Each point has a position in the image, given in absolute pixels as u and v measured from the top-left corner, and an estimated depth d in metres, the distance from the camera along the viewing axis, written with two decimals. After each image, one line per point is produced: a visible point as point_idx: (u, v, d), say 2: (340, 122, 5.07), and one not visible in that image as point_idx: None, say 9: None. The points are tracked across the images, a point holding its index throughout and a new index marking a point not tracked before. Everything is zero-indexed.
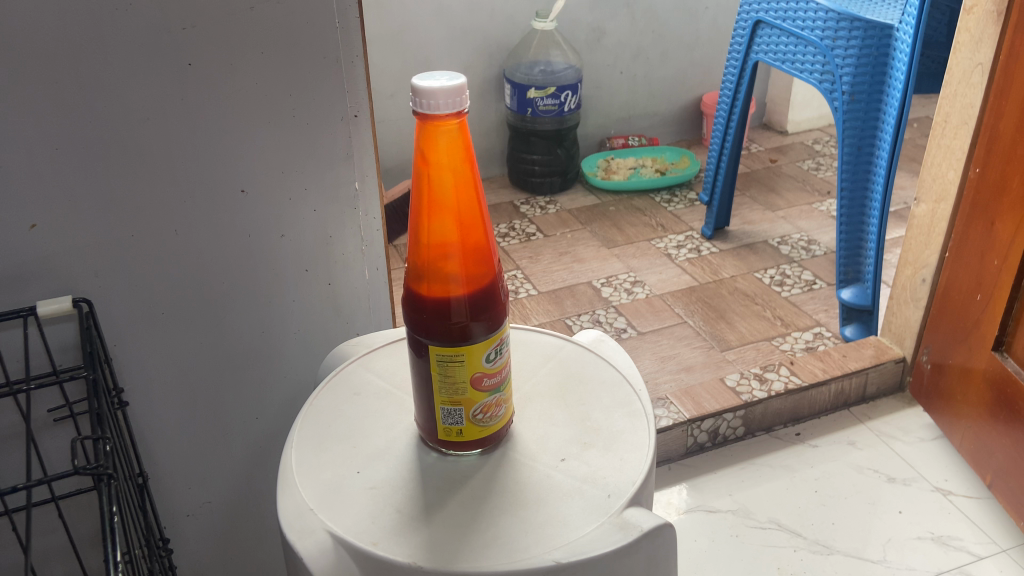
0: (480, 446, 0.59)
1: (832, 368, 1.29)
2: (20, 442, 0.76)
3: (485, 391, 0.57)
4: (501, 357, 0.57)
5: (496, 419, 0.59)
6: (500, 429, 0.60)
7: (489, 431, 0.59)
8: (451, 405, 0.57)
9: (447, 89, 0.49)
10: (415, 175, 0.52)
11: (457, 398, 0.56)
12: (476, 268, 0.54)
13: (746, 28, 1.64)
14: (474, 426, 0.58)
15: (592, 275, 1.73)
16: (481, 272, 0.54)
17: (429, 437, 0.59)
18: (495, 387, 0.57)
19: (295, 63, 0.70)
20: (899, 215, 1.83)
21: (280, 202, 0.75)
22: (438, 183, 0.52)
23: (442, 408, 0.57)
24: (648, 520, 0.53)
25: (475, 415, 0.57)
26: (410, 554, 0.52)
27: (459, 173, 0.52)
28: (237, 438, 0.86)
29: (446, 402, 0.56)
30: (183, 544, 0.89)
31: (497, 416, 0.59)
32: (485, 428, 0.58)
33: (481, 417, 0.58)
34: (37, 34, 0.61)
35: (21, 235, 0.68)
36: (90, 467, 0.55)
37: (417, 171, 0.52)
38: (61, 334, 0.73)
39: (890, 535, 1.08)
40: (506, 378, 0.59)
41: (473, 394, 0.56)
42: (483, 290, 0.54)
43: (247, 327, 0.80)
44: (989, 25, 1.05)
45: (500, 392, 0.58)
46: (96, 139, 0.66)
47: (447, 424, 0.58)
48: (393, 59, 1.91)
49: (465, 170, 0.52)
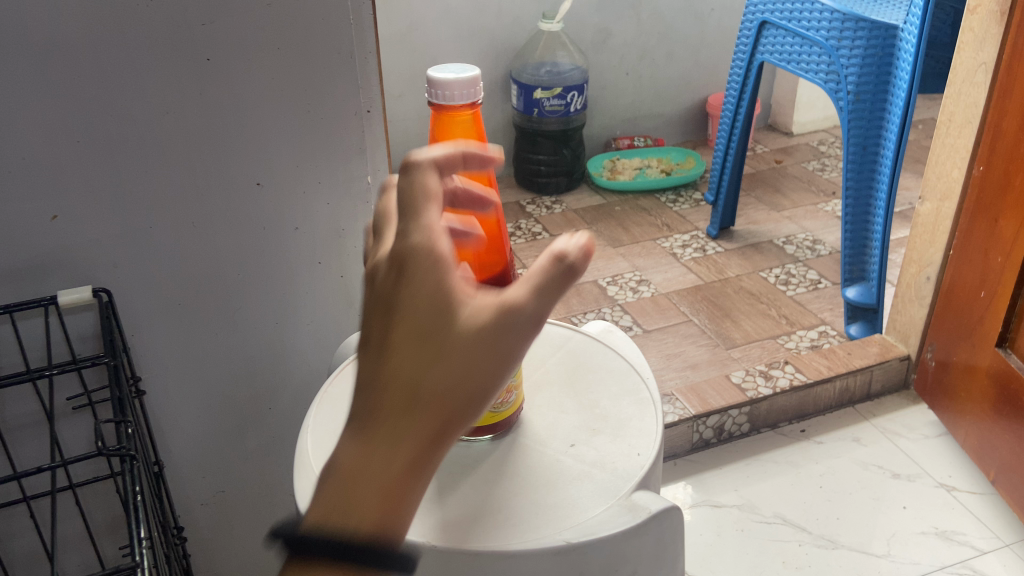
0: (492, 431, 0.61)
1: (837, 366, 1.30)
2: (39, 429, 0.78)
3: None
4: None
5: (507, 406, 0.60)
6: (511, 415, 0.61)
7: (500, 417, 0.60)
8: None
9: (462, 80, 0.51)
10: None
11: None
12: (490, 256, 0.56)
13: (752, 28, 1.65)
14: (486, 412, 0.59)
15: (597, 274, 1.74)
16: (494, 261, 0.56)
17: None
18: None
19: (310, 59, 0.71)
20: (903, 215, 1.84)
21: (294, 194, 0.77)
22: None
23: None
24: (655, 503, 0.54)
25: None
26: (423, 534, 0.53)
27: None
28: (250, 429, 0.87)
29: None
30: (195, 534, 0.91)
31: (508, 402, 0.60)
32: (497, 414, 0.60)
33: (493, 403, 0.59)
34: (59, 30, 0.63)
35: (42, 226, 0.69)
36: (114, 449, 0.59)
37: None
38: (81, 323, 0.74)
39: (895, 530, 1.08)
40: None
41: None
42: (496, 278, 0.56)
43: (260, 317, 0.82)
44: (992, 24, 1.06)
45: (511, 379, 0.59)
46: (115, 131, 0.68)
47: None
48: (401, 59, 1.92)
49: None
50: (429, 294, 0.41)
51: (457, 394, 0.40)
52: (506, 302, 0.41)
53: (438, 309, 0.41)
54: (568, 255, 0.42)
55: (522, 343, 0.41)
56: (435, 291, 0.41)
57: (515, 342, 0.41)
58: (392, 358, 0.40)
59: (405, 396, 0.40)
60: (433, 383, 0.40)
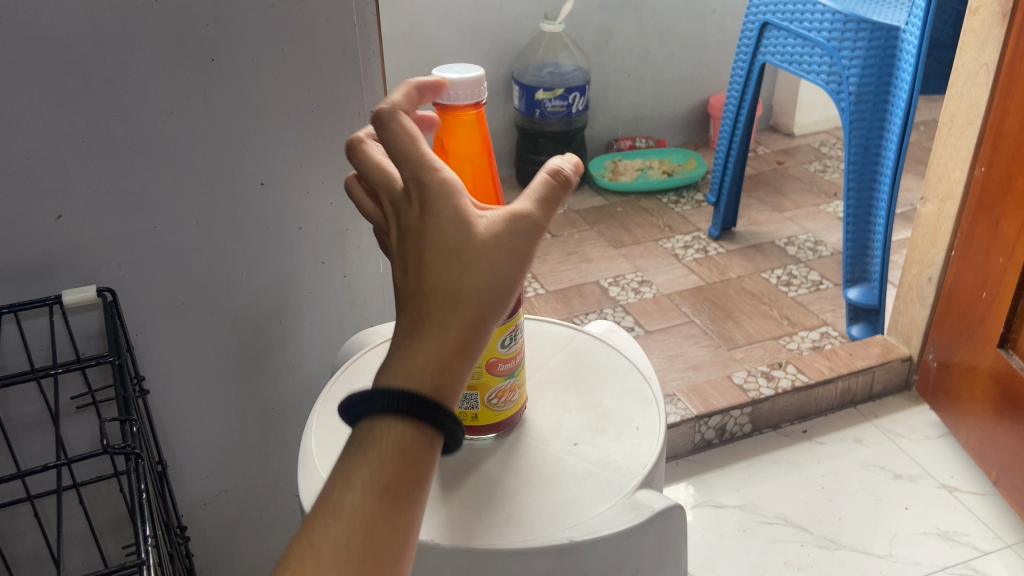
0: (495, 430, 0.61)
1: (839, 366, 1.30)
2: (44, 428, 0.78)
3: (499, 376, 0.59)
4: (515, 343, 0.59)
5: (510, 404, 0.61)
6: (514, 414, 0.62)
7: (503, 416, 0.61)
8: (467, 389, 0.59)
9: (466, 80, 0.52)
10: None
11: (473, 382, 0.59)
12: None
13: (754, 30, 1.65)
14: (489, 410, 0.60)
15: (599, 274, 1.75)
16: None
17: None
18: (509, 372, 0.59)
19: (314, 59, 0.71)
20: (904, 216, 1.84)
21: (298, 194, 0.77)
22: (457, 171, 0.55)
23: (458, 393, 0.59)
24: (658, 501, 0.54)
25: (489, 399, 0.59)
26: (427, 532, 0.53)
27: (477, 163, 0.55)
28: (253, 428, 0.88)
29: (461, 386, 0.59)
30: (198, 533, 0.91)
31: (511, 401, 0.61)
32: (499, 413, 0.60)
33: (496, 402, 0.60)
34: (64, 31, 0.63)
35: (47, 225, 0.70)
36: (119, 447, 0.59)
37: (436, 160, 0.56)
38: (85, 322, 0.75)
39: (897, 531, 1.09)
40: (520, 364, 0.60)
41: (488, 379, 0.58)
42: None
43: (264, 316, 0.82)
44: (994, 26, 1.06)
45: (514, 377, 0.60)
46: (120, 131, 0.68)
47: (463, 409, 0.60)
48: (403, 60, 1.93)
49: (482, 160, 0.55)
50: (450, 212, 0.43)
51: (490, 288, 0.43)
52: (518, 211, 0.44)
53: (462, 220, 0.43)
54: (562, 170, 0.45)
55: (538, 246, 0.44)
56: (456, 207, 0.43)
57: (533, 244, 0.44)
58: (427, 266, 0.43)
59: (446, 293, 0.43)
60: (468, 279, 0.43)
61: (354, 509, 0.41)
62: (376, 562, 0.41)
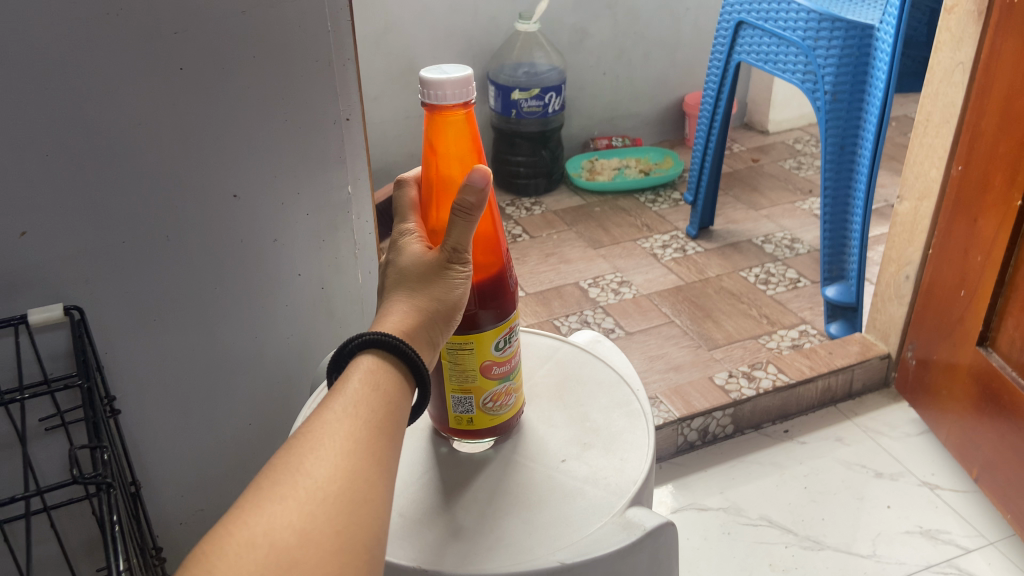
0: (493, 434, 0.60)
1: (819, 365, 1.30)
2: (10, 451, 0.75)
3: (494, 379, 0.58)
4: (510, 346, 0.58)
5: (506, 408, 0.60)
6: (510, 418, 0.61)
7: (499, 420, 0.60)
8: (461, 394, 0.57)
9: (454, 80, 0.50)
10: (425, 163, 0.55)
11: (467, 386, 0.57)
12: (483, 258, 0.55)
13: (729, 28, 1.64)
14: (484, 414, 0.59)
15: (578, 276, 1.73)
16: (487, 262, 0.55)
17: (442, 427, 0.60)
18: (504, 375, 0.58)
19: (286, 67, 0.70)
20: (881, 213, 1.85)
21: (272, 206, 0.75)
22: (446, 171, 0.54)
23: (453, 397, 0.58)
24: (650, 519, 0.53)
25: (485, 403, 0.58)
26: (414, 558, 0.52)
27: (466, 162, 0.54)
28: (228, 443, 0.85)
29: (456, 390, 0.57)
30: (173, 553, 0.88)
31: (507, 405, 0.60)
32: (494, 416, 0.59)
33: (492, 405, 0.59)
34: (21, 42, 0.60)
35: (10, 242, 0.67)
36: (89, 476, 0.57)
37: (426, 159, 0.54)
38: (52, 341, 0.72)
39: (879, 530, 1.09)
40: (514, 368, 0.60)
41: (483, 382, 0.57)
42: (491, 280, 0.55)
43: (238, 331, 0.80)
44: (969, 24, 1.07)
45: (509, 380, 0.59)
46: (84, 143, 0.65)
47: (458, 413, 0.58)
48: (376, 59, 1.90)
49: (472, 159, 0.54)
50: (404, 251, 0.53)
51: (437, 293, 0.51)
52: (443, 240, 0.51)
53: (411, 254, 0.53)
54: (464, 201, 0.49)
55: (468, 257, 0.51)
56: (407, 246, 0.53)
57: (462, 259, 0.51)
58: (388, 283, 0.53)
59: (403, 294, 0.51)
60: (418, 286, 0.51)
61: (356, 390, 0.46)
62: (381, 427, 0.45)
